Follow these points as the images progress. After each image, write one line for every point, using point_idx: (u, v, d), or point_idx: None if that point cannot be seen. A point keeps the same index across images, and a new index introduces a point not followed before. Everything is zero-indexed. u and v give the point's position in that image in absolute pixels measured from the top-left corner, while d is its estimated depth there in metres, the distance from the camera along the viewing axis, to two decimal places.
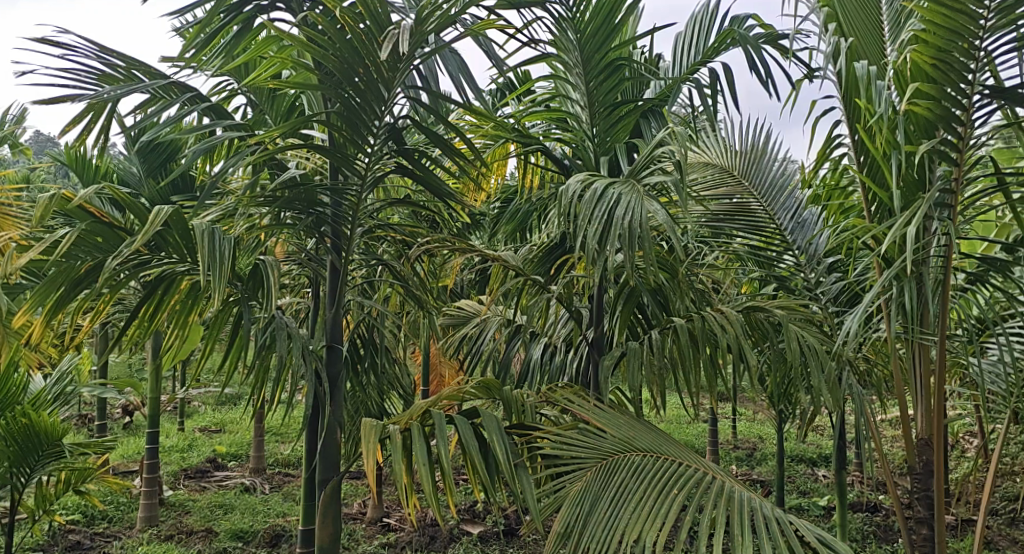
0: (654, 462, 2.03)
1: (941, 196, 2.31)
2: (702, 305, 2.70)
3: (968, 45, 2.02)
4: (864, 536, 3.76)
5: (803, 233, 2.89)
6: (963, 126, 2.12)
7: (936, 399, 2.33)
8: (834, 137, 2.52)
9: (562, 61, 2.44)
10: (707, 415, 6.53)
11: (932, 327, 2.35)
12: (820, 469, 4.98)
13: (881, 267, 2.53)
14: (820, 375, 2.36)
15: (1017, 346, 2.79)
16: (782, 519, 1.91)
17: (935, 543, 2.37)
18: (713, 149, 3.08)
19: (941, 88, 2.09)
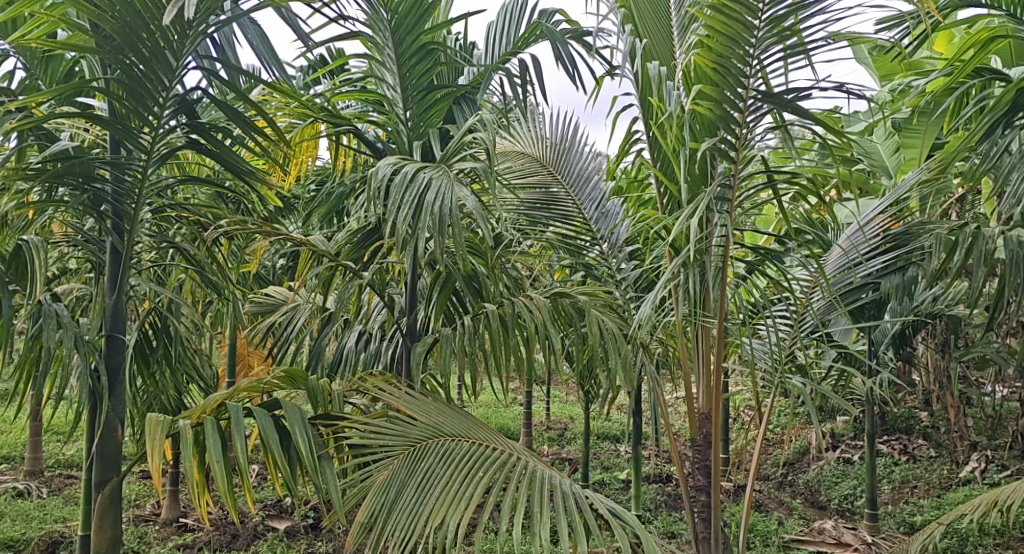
0: (462, 445, 2.05)
1: (723, 190, 2.51)
2: (510, 291, 2.77)
3: (743, 52, 2.21)
4: (656, 506, 4.06)
5: (606, 223, 3.00)
6: (740, 127, 2.33)
7: (715, 376, 2.55)
8: (633, 132, 2.66)
9: (373, 42, 2.38)
10: (521, 398, 6.73)
11: (713, 312, 2.56)
12: (621, 445, 5.30)
13: (672, 256, 2.72)
14: (617, 358, 2.49)
15: (784, 328, 3.12)
16: (578, 493, 2.00)
17: (712, 509, 2.58)
18: (526, 139, 3.15)
19: (720, 91, 2.28)
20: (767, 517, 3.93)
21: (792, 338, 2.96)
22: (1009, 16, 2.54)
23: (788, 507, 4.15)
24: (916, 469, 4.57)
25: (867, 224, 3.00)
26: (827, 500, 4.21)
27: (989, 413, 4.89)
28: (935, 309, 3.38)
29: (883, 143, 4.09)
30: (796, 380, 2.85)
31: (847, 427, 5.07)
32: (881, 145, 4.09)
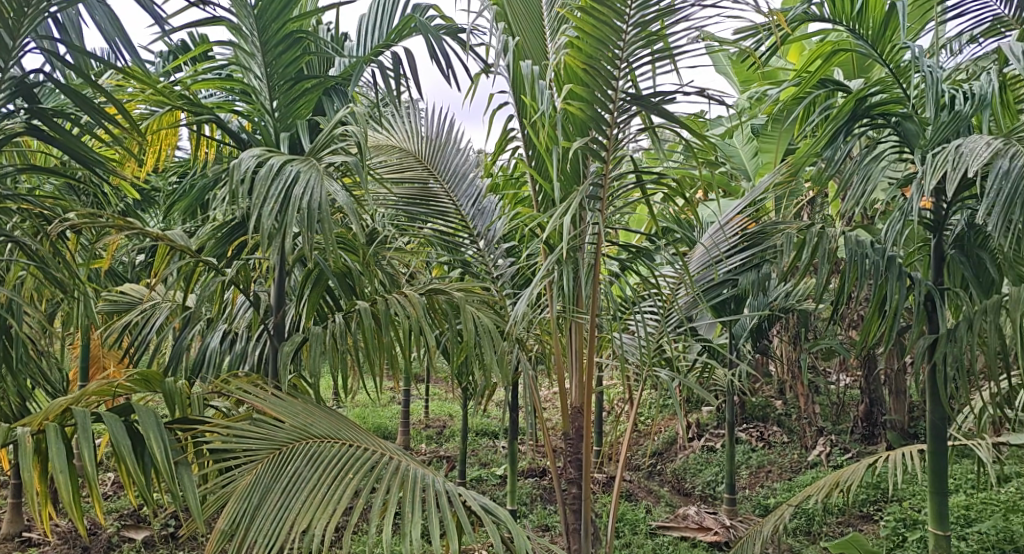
0: (331, 447, 1.99)
1: (594, 189, 2.57)
2: (384, 288, 2.73)
3: (611, 55, 2.27)
4: (531, 500, 4.12)
5: (483, 220, 2.98)
6: (611, 128, 2.40)
7: (587, 371, 2.61)
8: (508, 130, 2.69)
9: (237, 28, 2.28)
10: (400, 397, 6.66)
11: (585, 307, 2.61)
12: (499, 441, 5.34)
13: (546, 253, 2.75)
14: (493, 353, 2.50)
15: (652, 323, 3.24)
16: (451, 491, 1.99)
17: (582, 501, 2.64)
18: (400, 133, 3.06)
19: (591, 92, 2.33)
20: (636, 506, 4.07)
21: (659, 333, 3.08)
22: (850, 32, 2.75)
23: (656, 495, 4.31)
24: (771, 454, 4.86)
25: (726, 224, 3.19)
26: (691, 487, 4.40)
27: (834, 400, 5.28)
28: (788, 304, 3.60)
29: (743, 146, 4.35)
30: (663, 372, 2.97)
31: (710, 416, 5.33)
32: (741, 148, 4.35)
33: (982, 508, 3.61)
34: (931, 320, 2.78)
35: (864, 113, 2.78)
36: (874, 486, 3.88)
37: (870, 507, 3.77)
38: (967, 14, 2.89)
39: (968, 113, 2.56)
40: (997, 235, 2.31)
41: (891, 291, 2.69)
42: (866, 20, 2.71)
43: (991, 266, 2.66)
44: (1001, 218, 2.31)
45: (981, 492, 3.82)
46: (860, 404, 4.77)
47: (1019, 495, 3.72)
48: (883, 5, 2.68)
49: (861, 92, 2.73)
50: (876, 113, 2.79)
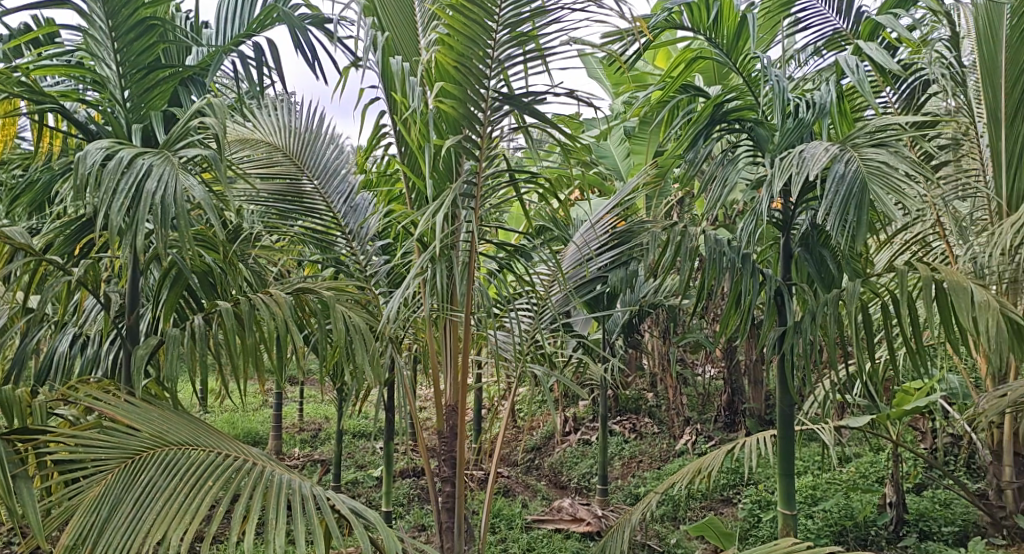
0: (190, 454, 1.91)
1: (468, 186, 2.57)
2: (249, 287, 2.63)
3: (482, 53, 2.28)
4: (408, 500, 4.11)
5: (355, 217, 2.93)
6: (484, 126, 2.41)
7: (462, 369, 2.61)
8: (380, 125, 2.66)
9: (82, 11, 2.15)
10: (272, 401, 6.46)
11: (458, 305, 2.61)
12: (376, 442, 5.27)
13: (419, 250, 2.74)
14: (364, 352, 2.45)
15: (527, 321, 3.29)
16: (318, 495, 1.95)
17: (456, 498, 2.64)
18: (267, 127, 2.96)
19: (464, 90, 2.35)
20: (513, 501, 4.12)
21: (533, 329, 3.13)
22: (707, 40, 2.89)
23: (532, 490, 4.38)
24: (642, 445, 5.04)
25: (597, 223, 3.28)
26: (567, 479, 4.51)
27: (701, 391, 5.52)
28: (657, 299, 3.72)
29: (616, 148, 4.48)
30: (536, 368, 3.01)
31: (585, 410, 5.46)
32: (614, 149, 4.48)
33: (828, 488, 3.89)
34: (781, 314, 2.97)
35: (720, 119, 2.93)
36: (734, 472, 4.10)
37: (731, 491, 3.98)
38: (810, 28, 3.12)
39: (811, 120, 2.75)
40: (835, 234, 2.51)
41: (747, 288, 2.85)
42: (721, 28, 2.86)
43: (833, 263, 2.87)
44: (839, 219, 2.51)
45: (826, 473, 4.11)
46: (724, 394, 5.03)
47: (859, 473, 4.04)
48: (735, 16, 2.85)
49: (718, 98, 2.88)
50: (731, 118, 2.94)
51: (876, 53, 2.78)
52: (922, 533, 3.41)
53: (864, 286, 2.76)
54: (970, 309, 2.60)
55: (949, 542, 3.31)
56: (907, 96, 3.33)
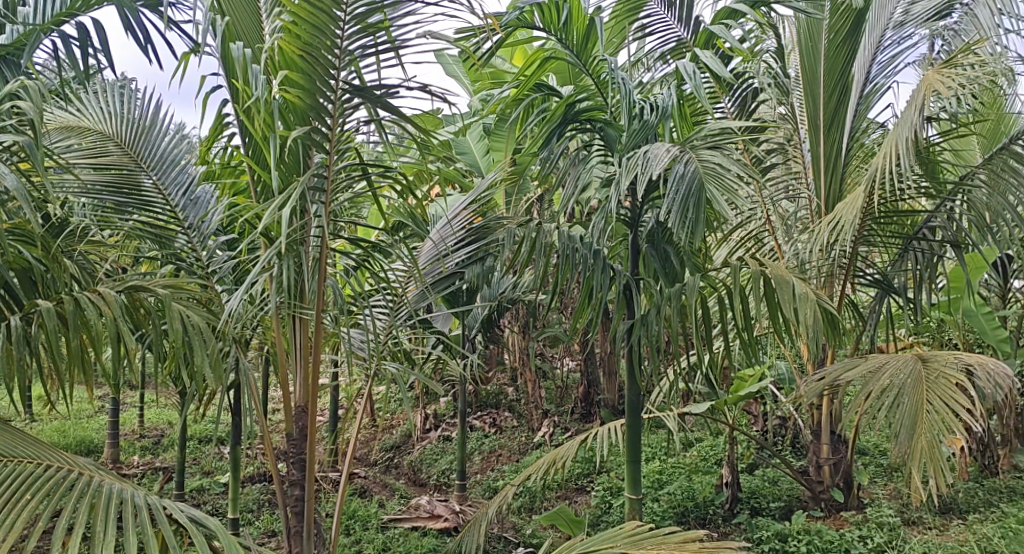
0: (5, 466, 1.75)
1: (318, 180, 2.51)
2: (77, 285, 2.45)
3: (330, 43, 2.23)
4: (258, 506, 3.98)
5: (196, 211, 2.78)
6: (333, 118, 2.36)
7: (312, 368, 2.55)
8: (222, 115, 2.54)
9: None
10: (108, 407, 6.04)
11: (308, 302, 2.55)
12: (226, 447, 5.05)
13: (266, 246, 2.64)
14: (205, 353, 2.35)
15: (381, 318, 3.25)
16: (154, 503, 1.84)
17: (306, 501, 2.57)
18: (96, 115, 2.74)
19: (311, 80, 2.28)
20: (368, 501, 4.07)
21: (388, 327, 3.10)
22: (558, 41, 2.97)
23: (390, 489, 4.33)
24: (501, 439, 5.11)
25: (454, 219, 3.30)
26: (426, 477, 4.50)
27: (559, 384, 5.66)
28: (514, 295, 3.77)
29: (475, 144, 4.50)
30: (391, 366, 2.99)
31: (445, 407, 5.46)
32: (474, 145, 4.50)
33: (672, 472, 4.10)
34: (629, 307, 3.11)
35: (572, 118, 3.01)
36: (588, 461, 4.24)
37: (584, 480, 4.11)
38: (656, 34, 3.27)
39: (655, 122, 2.89)
40: (677, 231, 2.64)
41: (597, 283, 2.95)
42: (571, 30, 2.95)
43: (675, 259, 3.03)
44: (679, 216, 2.65)
45: (672, 458, 4.33)
46: (580, 386, 5.18)
47: (701, 458, 4.28)
48: (584, 19, 2.95)
49: (570, 98, 2.97)
50: (583, 118, 3.04)
51: (711, 60, 2.95)
52: (753, 509, 3.66)
53: (704, 280, 2.93)
54: (793, 301, 2.82)
55: (777, 517, 3.57)
56: (740, 103, 3.56)
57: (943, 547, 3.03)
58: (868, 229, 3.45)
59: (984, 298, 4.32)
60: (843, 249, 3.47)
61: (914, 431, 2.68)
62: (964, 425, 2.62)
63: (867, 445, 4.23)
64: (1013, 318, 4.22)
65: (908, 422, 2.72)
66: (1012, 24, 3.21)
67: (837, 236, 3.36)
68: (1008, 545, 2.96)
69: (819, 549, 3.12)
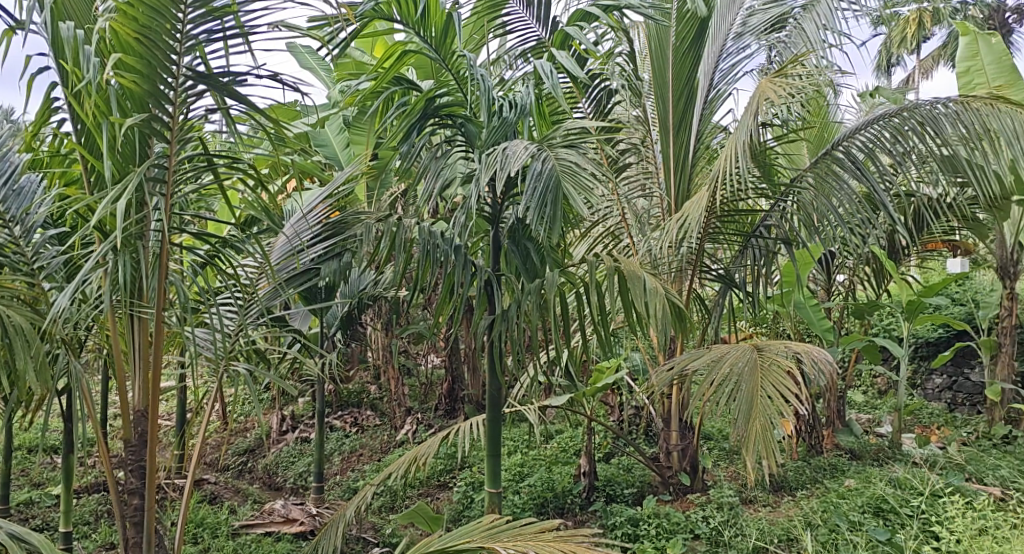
0: None
1: (159, 171, 2.37)
2: None
3: (169, 26, 2.12)
4: (95, 519, 3.72)
5: (20, 203, 2.57)
6: (175, 106, 2.24)
7: (153, 370, 2.40)
8: (50, 98, 2.35)
9: None
10: None
11: (149, 300, 2.40)
12: (59, 456, 4.69)
13: (101, 241, 2.47)
14: (28, 357, 2.17)
15: (230, 316, 3.12)
16: None
17: (146, 512, 2.44)
18: None
19: (149, 66, 2.16)
20: (220, 507, 3.90)
21: (238, 325, 2.98)
22: (416, 34, 2.95)
23: (243, 494, 4.17)
24: (362, 438, 5.03)
25: (309, 213, 3.21)
26: (282, 480, 4.37)
27: (423, 380, 5.64)
28: (374, 291, 3.72)
29: (336, 136, 4.36)
30: (241, 366, 2.87)
31: (304, 407, 5.32)
32: (334, 137, 4.36)
33: (532, 464, 4.19)
34: (490, 303, 3.14)
35: (433, 113, 3.00)
36: (450, 457, 4.25)
37: (446, 476, 4.12)
38: (515, 32, 3.31)
39: (513, 120, 2.94)
40: (534, 227, 2.70)
41: (456, 279, 2.97)
42: (429, 24, 2.93)
43: (534, 254, 3.09)
44: (537, 212, 2.71)
45: (532, 450, 4.42)
46: (444, 382, 5.18)
47: (560, 449, 4.39)
48: (442, 13, 2.94)
49: (429, 92, 2.96)
50: (443, 113, 3.04)
51: (567, 61, 3.03)
52: (609, 496, 3.80)
53: (562, 275, 3.00)
54: (643, 295, 2.94)
55: (629, 502, 3.72)
56: (596, 104, 3.67)
57: (777, 523, 3.26)
58: (713, 227, 3.65)
59: (813, 291, 4.68)
60: (691, 246, 3.66)
61: (749, 417, 2.87)
62: (793, 409, 2.83)
63: (713, 430, 4.49)
64: (837, 309, 4.60)
65: (745, 408, 2.91)
66: (835, 39, 3.48)
67: (685, 234, 3.54)
68: (829, 517, 3.22)
69: (667, 531, 3.28)
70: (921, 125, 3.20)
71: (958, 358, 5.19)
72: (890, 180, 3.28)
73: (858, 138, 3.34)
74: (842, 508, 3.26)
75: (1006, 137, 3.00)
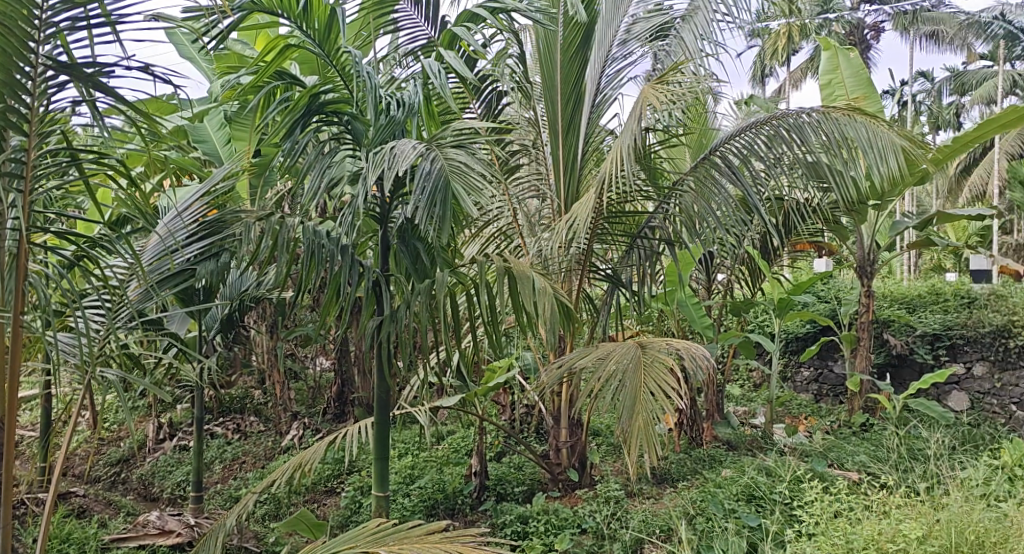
0: None
1: (15, 166, 2.22)
2: None
3: (26, 12, 2.00)
4: None
5: None
6: (34, 98, 2.11)
7: (9, 379, 2.23)
8: None
9: None
10: None
11: (4, 304, 2.24)
12: None
13: None
14: None
15: (97, 320, 2.94)
16: None
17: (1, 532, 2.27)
18: None
19: (3, 53, 2.02)
20: (89, 522, 3.68)
21: (106, 330, 2.81)
22: (298, 28, 2.88)
23: (115, 507, 3.96)
24: (245, 445, 4.87)
25: (185, 211, 3.08)
26: (159, 491, 4.18)
27: (310, 384, 5.51)
28: (257, 293, 3.60)
29: (216, 132, 4.15)
30: (109, 373, 2.72)
31: (183, 414, 5.09)
32: (214, 133, 4.15)
33: (423, 466, 4.17)
34: (378, 303, 3.11)
35: (317, 110, 2.94)
36: (338, 462, 4.17)
37: (334, 481, 4.04)
38: (403, 31, 3.29)
39: (401, 119, 2.91)
40: (423, 226, 2.69)
41: (342, 281, 2.91)
42: (311, 18, 2.87)
43: (424, 255, 3.07)
44: (426, 212, 2.70)
45: (422, 452, 4.40)
46: (333, 385, 5.08)
47: (451, 450, 4.40)
48: (325, 8, 2.88)
49: (313, 88, 2.90)
50: (328, 110, 2.98)
51: (455, 61, 3.03)
52: (499, 495, 3.83)
53: (451, 276, 3.00)
54: (532, 295, 2.99)
55: (519, 500, 3.77)
56: (486, 106, 3.81)
57: (659, 515, 3.37)
58: (600, 227, 3.75)
59: (695, 290, 4.87)
60: (580, 246, 3.73)
61: (633, 412, 2.96)
62: (674, 404, 2.95)
63: (600, 426, 4.60)
64: (717, 307, 4.81)
65: (629, 404, 2.99)
66: (712, 48, 3.64)
67: (574, 234, 3.61)
68: (706, 506, 3.36)
69: (555, 527, 3.35)
70: (787, 132, 3.40)
71: (823, 352, 5.54)
72: (762, 185, 3.46)
73: (734, 143, 3.50)
74: (718, 497, 3.41)
75: (859, 141, 3.29)
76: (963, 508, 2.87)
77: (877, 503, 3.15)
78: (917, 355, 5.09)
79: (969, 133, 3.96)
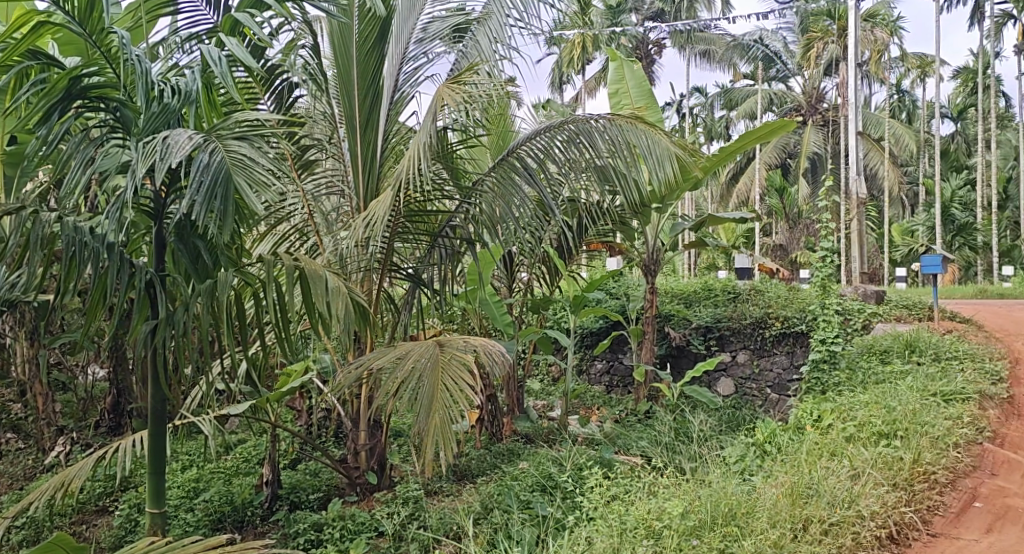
0: None
1: None
2: None
3: None
4: None
5: None
6: None
7: None
8: None
9: None
10: None
11: None
12: None
13: None
14: None
15: None
16: None
17: None
18: None
19: None
20: None
21: None
22: (54, 5, 2.62)
23: None
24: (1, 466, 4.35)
25: None
26: None
27: (82, 395, 5.03)
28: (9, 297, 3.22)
29: None
30: None
31: None
32: None
33: (209, 478, 3.95)
34: (152, 306, 2.90)
35: (78, 94, 2.69)
36: (112, 478, 3.85)
37: (107, 500, 3.73)
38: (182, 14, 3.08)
39: (177, 107, 2.73)
40: (202, 221, 2.53)
41: (110, 283, 2.67)
42: None
43: (205, 254, 2.89)
44: (204, 206, 2.54)
45: (209, 464, 4.17)
46: (107, 395, 4.67)
47: (241, 460, 4.20)
48: None
49: (73, 70, 2.64)
50: (92, 95, 2.72)
51: (238, 49, 2.88)
52: (293, 504, 3.70)
53: (235, 276, 2.85)
54: (326, 295, 2.91)
55: (314, 507, 3.66)
56: (277, 97, 3.69)
57: (456, 511, 3.42)
58: (400, 226, 3.73)
59: (495, 288, 4.98)
60: (379, 245, 3.69)
61: (429, 411, 2.97)
62: (469, 402, 2.99)
63: (400, 426, 4.59)
64: (517, 305, 4.95)
65: (425, 403, 3.00)
66: (505, 51, 3.74)
67: (372, 233, 3.56)
68: (503, 499, 3.45)
69: (351, 532, 3.29)
70: (579, 136, 3.56)
71: (614, 345, 5.89)
72: (557, 186, 3.60)
73: (532, 144, 3.62)
74: (515, 489, 3.52)
75: (641, 147, 3.49)
76: (720, 485, 3.14)
77: (649, 485, 3.38)
78: (692, 346, 5.55)
79: (733, 144, 4.36)
